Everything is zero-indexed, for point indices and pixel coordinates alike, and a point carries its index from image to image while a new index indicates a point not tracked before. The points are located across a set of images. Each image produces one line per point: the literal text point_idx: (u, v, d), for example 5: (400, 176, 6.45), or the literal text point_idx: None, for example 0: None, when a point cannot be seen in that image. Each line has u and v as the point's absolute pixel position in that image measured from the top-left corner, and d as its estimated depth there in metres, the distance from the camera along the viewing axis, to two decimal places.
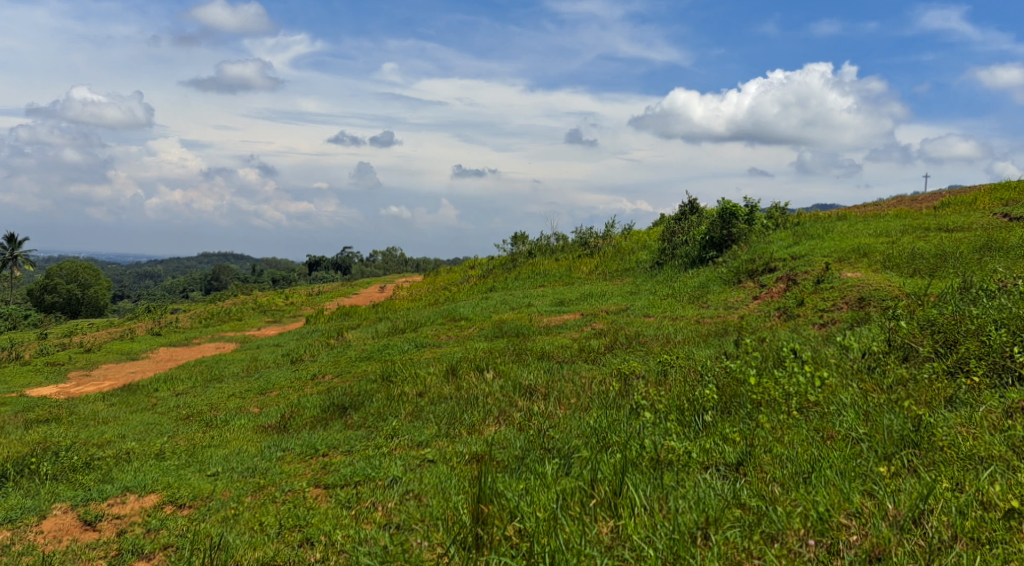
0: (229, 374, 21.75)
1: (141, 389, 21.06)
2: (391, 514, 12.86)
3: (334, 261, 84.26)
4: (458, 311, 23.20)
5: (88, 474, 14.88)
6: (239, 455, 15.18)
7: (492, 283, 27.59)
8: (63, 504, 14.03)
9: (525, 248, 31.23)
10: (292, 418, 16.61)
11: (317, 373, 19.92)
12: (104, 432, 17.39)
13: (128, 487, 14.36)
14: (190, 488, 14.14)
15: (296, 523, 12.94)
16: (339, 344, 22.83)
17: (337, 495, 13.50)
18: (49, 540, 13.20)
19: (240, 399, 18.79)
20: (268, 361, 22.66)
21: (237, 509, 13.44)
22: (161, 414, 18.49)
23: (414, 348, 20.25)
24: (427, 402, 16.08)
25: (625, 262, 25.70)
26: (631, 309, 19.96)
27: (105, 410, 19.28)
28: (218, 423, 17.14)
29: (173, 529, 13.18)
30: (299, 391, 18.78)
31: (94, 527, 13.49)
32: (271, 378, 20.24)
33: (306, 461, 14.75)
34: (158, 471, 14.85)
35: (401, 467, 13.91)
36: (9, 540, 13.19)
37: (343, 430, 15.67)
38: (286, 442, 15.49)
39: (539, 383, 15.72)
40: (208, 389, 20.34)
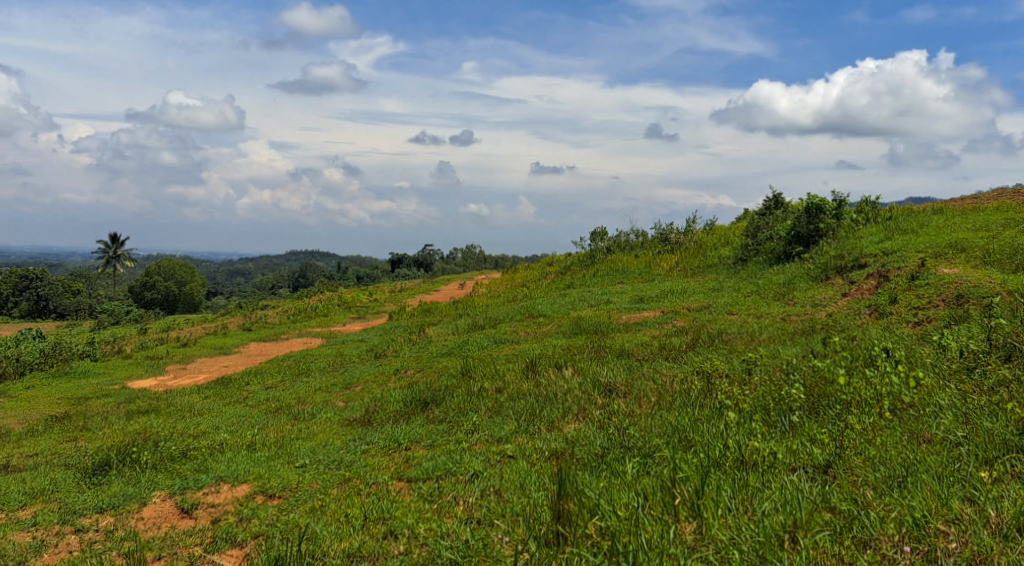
0: (315, 369, 22.33)
1: (234, 382, 21.75)
2: (473, 509, 13.12)
3: (417, 258, 85.33)
4: (537, 307, 23.31)
5: (185, 464, 15.47)
6: (325, 447, 15.61)
7: (571, 279, 27.68)
8: (161, 492, 14.64)
9: (604, 244, 31.21)
10: (376, 412, 17.00)
11: (399, 369, 20.31)
12: (199, 423, 18.05)
13: (221, 477, 14.90)
14: (280, 479, 14.60)
15: (380, 515, 13.27)
16: (421, 340, 23.23)
17: (420, 488, 13.78)
18: (149, 527, 13.80)
19: (326, 394, 19.29)
20: (352, 356, 23.19)
21: (323, 500, 13.84)
22: (252, 407, 19.11)
23: (493, 345, 20.49)
24: (507, 398, 16.26)
25: (706, 258, 25.49)
26: (713, 307, 19.80)
27: (200, 402, 20.03)
28: (306, 416, 17.63)
29: (264, 519, 13.64)
30: (382, 385, 19.20)
31: (190, 515, 14.05)
32: (355, 373, 20.72)
33: (390, 454, 15.10)
34: (250, 462, 15.37)
35: (482, 463, 14.14)
36: (112, 525, 13.82)
37: (426, 424, 15.96)
38: (371, 435, 15.85)
39: (619, 380, 15.76)
40: (296, 383, 20.91)
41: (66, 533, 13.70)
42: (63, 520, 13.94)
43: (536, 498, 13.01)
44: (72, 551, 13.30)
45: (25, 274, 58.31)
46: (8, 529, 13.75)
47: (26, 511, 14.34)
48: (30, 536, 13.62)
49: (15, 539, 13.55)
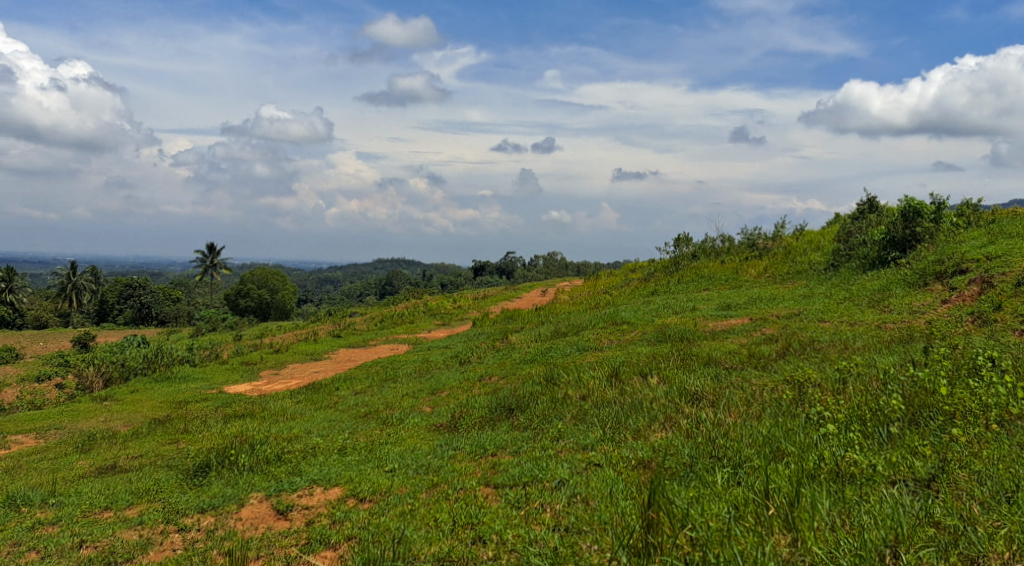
0: (402, 374, 22.69)
1: (324, 388, 22.25)
2: (560, 516, 13.21)
3: (499, 265, 85.80)
4: (621, 314, 23.24)
5: (279, 467, 15.91)
6: (414, 452, 15.86)
7: (654, 286, 27.52)
8: (258, 493, 15.10)
9: (690, 250, 30.94)
10: (462, 418, 17.18)
11: (484, 375, 20.50)
12: (292, 427, 18.53)
13: (314, 480, 15.28)
14: (370, 483, 14.89)
15: (469, 520, 13.46)
16: (504, 347, 23.41)
17: (507, 495, 13.92)
18: (247, 527, 14.24)
19: (413, 399, 19.59)
20: (438, 363, 23.50)
21: (413, 504, 14.06)
22: (342, 412, 19.53)
23: (577, 352, 20.52)
24: (591, 405, 16.26)
25: (797, 264, 25.05)
26: (804, 314, 19.45)
27: (292, 406, 20.56)
28: (394, 421, 17.94)
29: (356, 521, 13.95)
30: (467, 391, 19.42)
31: (286, 516, 14.45)
32: (441, 379, 20.96)
33: (476, 460, 15.27)
34: (341, 466, 15.72)
35: (569, 469, 14.20)
36: (213, 525, 14.29)
37: (511, 431, 16.09)
38: (458, 441, 16.05)
39: (707, 388, 15.63)
40: (383, 389, 21.30)
41: (169, 531, 14.21)
42: (167, 519, 14.47)
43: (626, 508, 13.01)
44: (175, 549, 13.79)
45: (128, 283, 60.72)
46: (116, 526, 14.31)
47: (133, 510, 14.92)
48: (137, 534, 14.15)
49: (123, 536, 14.08)
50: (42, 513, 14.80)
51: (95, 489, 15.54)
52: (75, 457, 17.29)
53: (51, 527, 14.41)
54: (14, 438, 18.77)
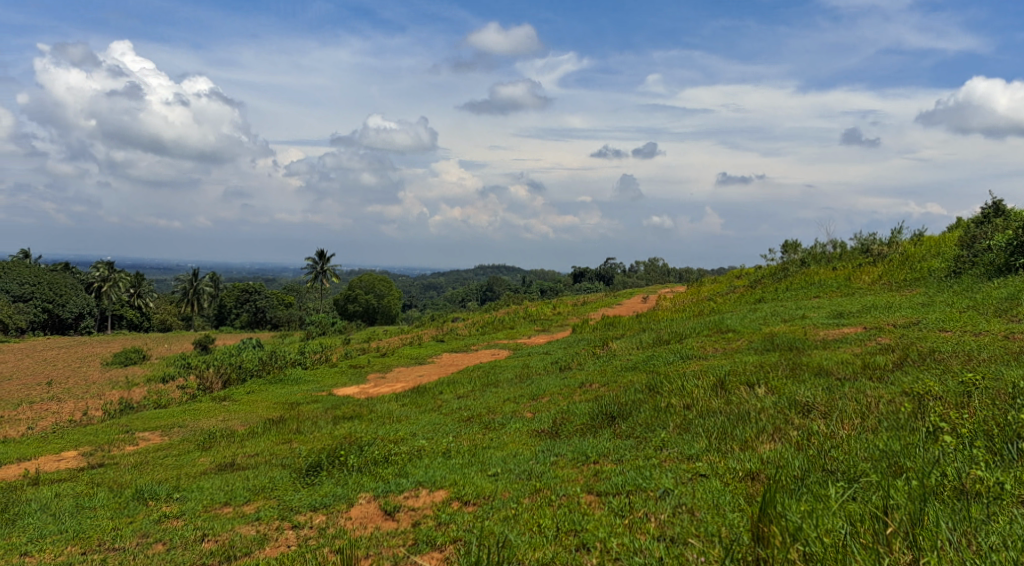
0: (504, 379, 22.93)
1: (428, 391, 22.68)
2: (665, 526, 13.27)
3: (600, 271, 85.61)
4: (726, 322, 22.92)
5: (387, 468, 16.28)
6: (516, 457, 16.03)
7: (761, 293, 27.09)
8: (366, 494, 15.48)
9: (798, 256, 30.35)
10: (564, 424, 17.26)
11: (585, 382, 20.54)
12: (398, 429, 18.98)
13: (420, 482, 15.59)
14: (474, 486, 15.13)
15: (572, 527, 13.58)
16: (605, 353, 23.42)
17: (610, 502, 13.96)
18: (356, 526, 14.64)
19: (515, 404, 19.80)
20: (538, 368, 23.66)
21: (517, 509, 14.23)
22: (445, 415, 19.89)
23: (681, 360, 20.37)
24: (696, 415, 16.11)
25: (913, 270, 24.28)
26: (922, 324, 18.84)
27: (398, 409, 21.04)
28: (496, 426, 18.19)
29: (461, 524, 14.22)
30: (568, 398, 19.53)
31: (393, 517, 14.80)
32: (542, 384, 21.09)
33: (578, 467, 15.34)
34: (445, 469, 15.98)
35: (673, 479, 14.15)
36: (324, 523, 14.73)
37: (613, 439, 16.10)
38: (560, 447, 16.15)
39: (818, 399, 15.29)
40: (486, 393, 21.57)
41: (284, 528, 14.72)
42: (282, 516, 15.00)
43: (735, 522, 12.99)
44: (289, 546, 14.27)
45: (244, 289, 63.12)
46: (235, 521, 14.91)
47: (250, 506, 15.52)
48: (254, 529, 14.71)
49: (242, 531, 14.65)
50: (167, 507, 15.53)
51: (215, 485, 16.22)
52: (196, 454, 18.07)
53: (176, 520, 15.10)
54: (140, 435, 19.74)
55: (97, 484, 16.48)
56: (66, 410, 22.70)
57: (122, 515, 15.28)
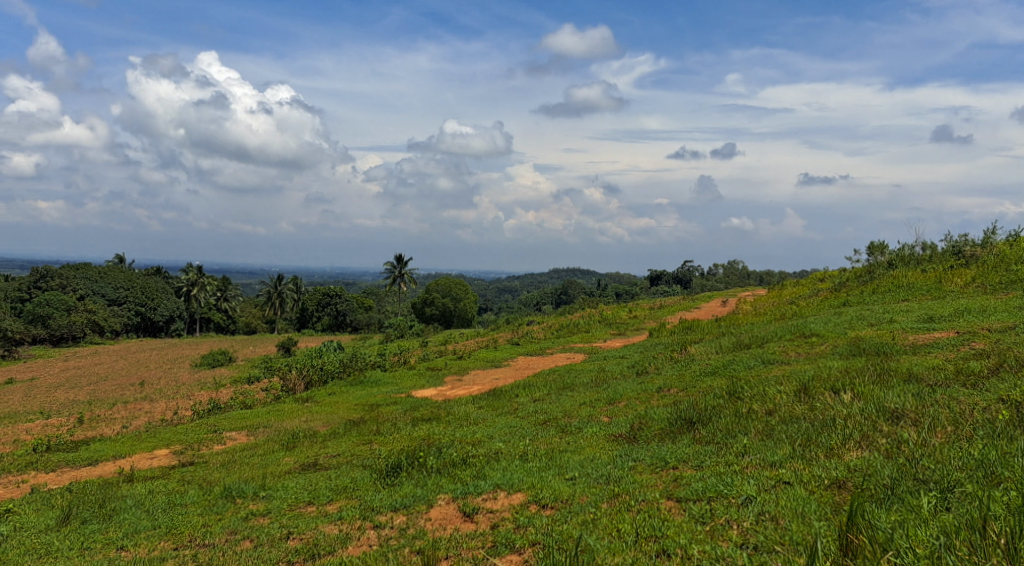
0: (580, 383, 22.85)
1: (504, 394, 22.75)
2: (748, 534, 13.11)
3: (677, 274, 84.80)
4: (810, 325, 22.45)
5: (465, 470, 16.34)
6: (594, 461, 15.93)
7: (847, 296, 26.46)
8: (445, 495, 15.57)
9: (885, 258, 29.60)
10: (642, 429, 17.07)
11: (662, 387, 20.33)
12: (475, 432, 19.08)
13: (498, 484, 15.60)
14: (552, 490, 15.10)
15: (652, 532, 13.49)
16: (683, 358, 23.16)
17: (690, 509, 13.80)
18: (436, 527, 14.75)
19: (591, 408, 19.70)
20: (615, 372, 23.51)
21: (595, 513, 14.17)
22: (522, 418, 19.93)
23: (762, 365, 20.04)
24: (779, 421, 15.80)
25: (1009, 273, 23.44)
26: (1019, 328, 18.17)
27: (475, 411, 21.14)
28: (573, 429, 18.12)
29: (539, 527, 14.22)
30: (646, 402, 19.39)
31: (472, 519, 14.86)
32: (619, 389, 20.96)
33: (658, 472, 15.19)
34: (523, 471, 15.96)
35: (755, 486, 13.90)
36: (405, 523, 14.87)
37: (692, 445, 15.87)
38: (638, 452, 16.00)
39: (907, 406, 14.85)
40: (562, 396, 21.54)
41: (366, 528, 14.89)
42: (364, 516, 15.17)
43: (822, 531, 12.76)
44: (371, 545, 14.45)
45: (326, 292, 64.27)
46: (318, 521, 15.14)
47: (333, 505, 15.76)
48: (337, 529, 14.90)
49: (325, 530, 14.87)
50: (254, 505, 15.89)
51: (299, 485, 16.51)
52: (281, 454, 18.43)
53: (262, 518, 15.44)
54: (228, 434, 20.26)
55: (187, 481, 16.95)
56: (158, 409, 23.42)
57: (211, 512, 15.68)
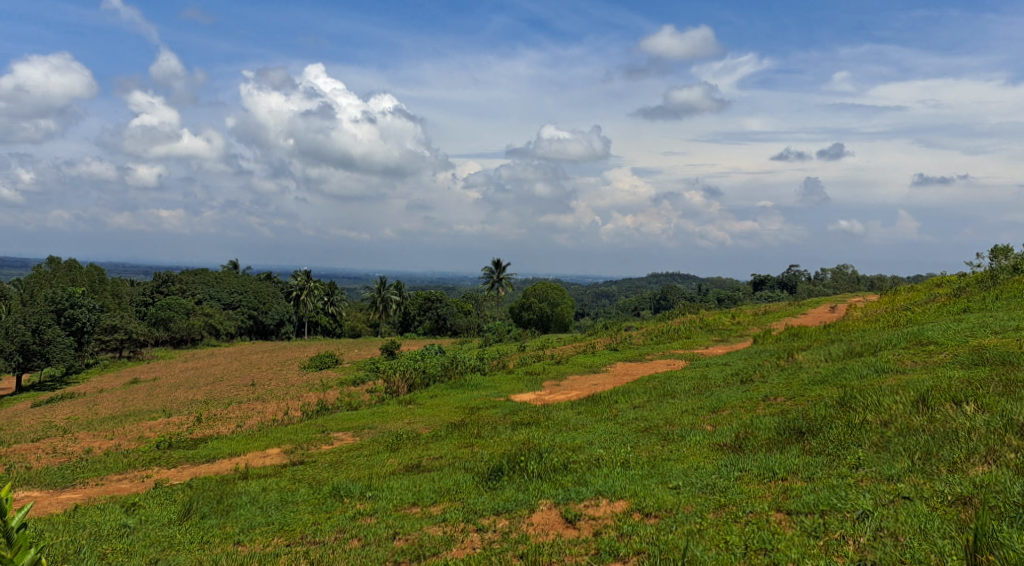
0: (682, 390, 22.53)
1: (604, 400, 22.62)
2: (865, 550, 13.10)
3: (782, 279, 82.89)
4: (927, 333, 21.59)
5: (567, 476, 16.24)
6: (698, 470, 15.61)
7: (966, 302, 25.36)
8: (547, 500, 15.51)
9: (1009, 263, 28.28)
10: (747, 438, 16.60)
11: (769, 395, 19.87)
12: (575, 437, 19.01)
13: (600, 491, 15.47)
14: (655, 498, 14.91)
15: (762, 545, 13.48)
16: (790, 365, 22.59)
17: (802, 522, 13.71)
18: (539, 532, 14.74)
19: (694, 416, 19.40)
20: (718, 380, 23.05)
21: (701, 524, 14.06)
22: (622, 424, 19.76)
23: (875, 373, 19.40)
24: (895, 432, 15.28)
25: None
26: None
27: (574, 417, 21.06)
28: (676, 438, 17.87)
29: (644, 536, 14.10)
30: (751, 411, 19.00)
31: (574, 525, 14.79)
32: (722, 397, 20.57)
33: (766, 483, 14.85)
34: (625, 479, 15.77)
35: (872, 500, 13.75)
36: (508, 527, 14.88)
37: (802, 456, 15.47)
38: (744, 461, 15.60)
39: None
40: (663, 404, 21.28)
41: (469, 530, 14.97)
42: (467, 518, 15.24)
43: (947, 551, 12.76)
44: (475, 548, 14.55)
45: (429, 296, 65.09)
46: (424, 521, 15.30)
47: (437, 507, 15.92)
48: (442, 530, 15.04)
49: (430, 531, 15.02)
50: (361, 504, 16.17)
51: (404, 486, 16.73)
52: (386, 455, 18.74)
53: (369, 518, 15.68)
54: (335, 434, 20.72)
55: (298, 480, 17.38)
56: (270, 409, 24.10)
57: (321, 510, 16.04)
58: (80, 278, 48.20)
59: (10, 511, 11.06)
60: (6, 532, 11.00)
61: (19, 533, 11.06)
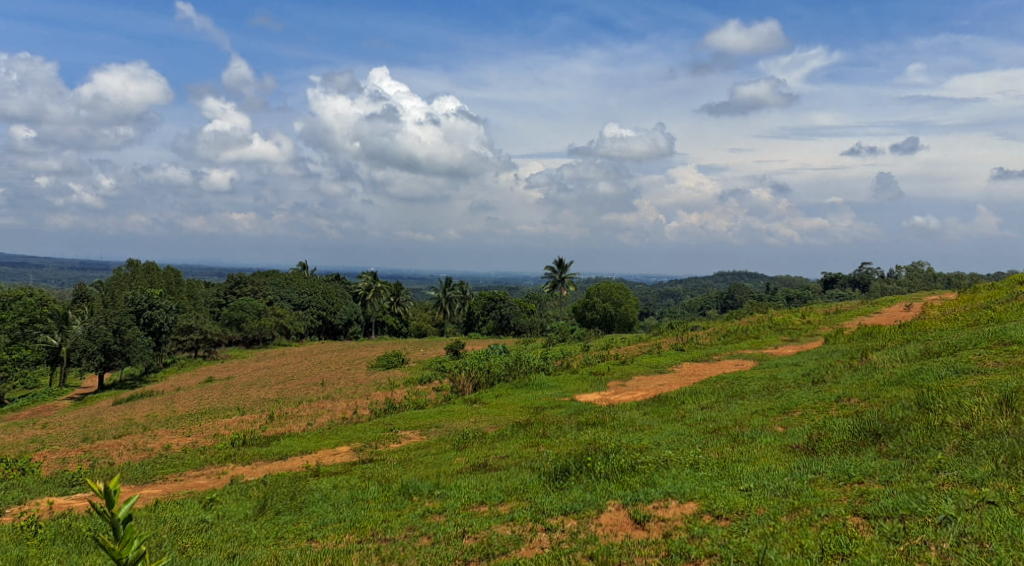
0: (751, 392, 22.10)
1: (670, 400, 22.34)
2: (948, 556, 12.82)
3: (854, 277, 81.08)
4: (1009, 332, 20.84)
5: (635, 477, 16.04)
6: (769, 472, 15.28)
7: None
8: (615, 500, 15.33)
9: None
10: (821, 440, 16.18)
11: (842, 396, 19.39)
12: (642, 438, 18.79)
13: (669, 492, 15.24)
14: (726, 500, 14.65)
15: (839, 550, 13.20)
16: (864, 366, 22.02)
17: (881, 526, 13.40)
18: (607, 532, 14.59)
19: (764, 418, 19.03)
20: (788, 381, 22.58)
21: (774, 527, 13.79)
22: (690, 425, 19.47)
23: (954, 374, 18.79)
24: (978, 435, 14.82)
25: None
26: None
27: (641, 417, 20.84)
28: (745, 439, 17.53)
29: (716, 538, 13.88)
30: (824, 413, 18.56)
31: (643, 526, 14.61)
32: (794, 398, 20.14)
33: (841, 487, 14.49)
34: (694, 480, 15.52)
35: (954, 505, 13.40)
36: (576, 528, 14.76)
37: (879, 458, 15.05)
38: (817, 464, 15.23)
39: None
40: (732, 405, 20.93)
41: (538, 530, 14.89)
42: (535, 518, 15.15)
43: None
44: (544, 548, 14.47)
45: (492, 296, 65.12)
46: (492, 520, 15.26)
47: (505, 507, 15.87)
48: (510, 529, 14.98)
49: (498, 530, 14.98)
50: (430, 503, 16.21)
51: (471, 484, 16.73)
52: (453, 454, 18.78)
53: (438, 516, 15.71)
54: (403, 433, 20.82)
55: (368, 478, 17.51)
56: (339, 408, 24.33)
57: (391, 508, 16.13)
58: (157, 280, 49.40)
59: (116, 502, 11.39)
60: (114, 523, 11.31)
61: (126, 525, 11.32)
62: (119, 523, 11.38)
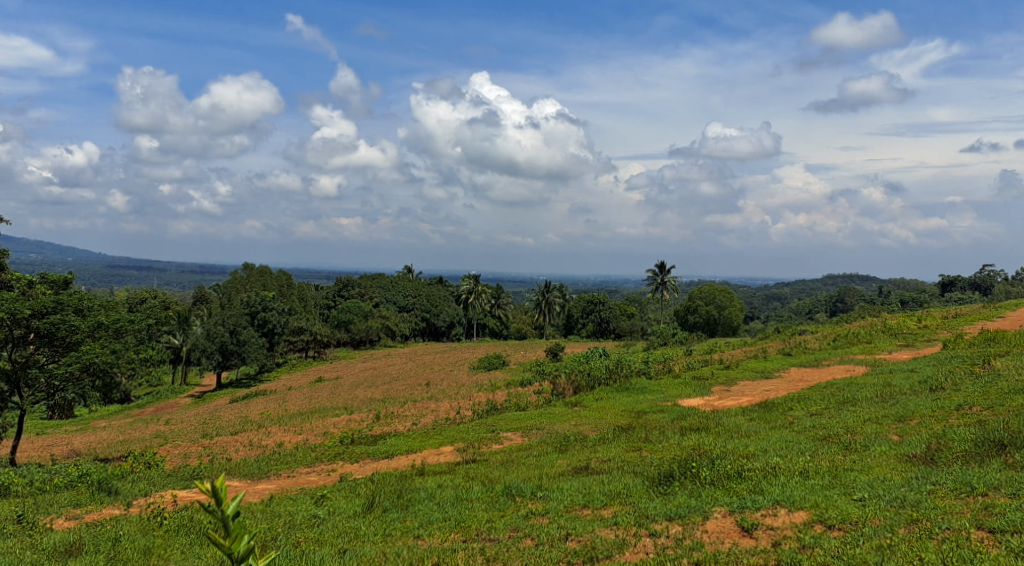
0: (863, 399, 21.25)
1: (777, 406, 21.80)
2: None
3: (973, 281, 77.63)
4: None
5: (741, 484, 15.66)
6: (885, 482, 14.70)
7: None
8: (722, 507, 14.99)
9: None
10: (940, 450, 15.47)
11: (963, 405, 18.53)
12: (748, 444, 18.35)
13: (779, 500, 14.83)
14: (839, 510, 14.16)
15: None
16: (986, 373, 21.02)
17: (1008, 542, 12.88)
18: (714, 540, 14.28)
19: (878, 425, 18.34)
20: (903, 388, 21.72)
21: (891, 539, 13.28)
22: (798, 432, 18.94)
23: None
24: None
25: None
26: None
27: (746, 423, 20.37)
28: (858, 448, 16.93)
29: (828, 549, 13.43)
30: (942, 421, 17.80)
31: (751, 534, 14.26)
32: (910, 405, 19.37)
33: (963, 499, 13.86)
34: (805, 489, 15.06)
35: None
36: (681, 534, 14.50)
37: (1004, 470, 14.35)
38: (937, 474, 14.58)
39: None
40: (843, 412, 20.23)
41: (642, 535, 14.68)
42: (639, 523, 14.94)
43: None
44: (648, 553, 14.25)
45: (594, 299, 64.74)
46: (595, 524, 15.13)
47: (608, 510, 15.72)
48: (613, 533, 14.81)
49: (602, 534, 14.84)
50: (533, 504, 16.20)
51: (573, 487, 16.64)
52: (555, 456, 18.74)
53: (542, 518, 15.68)
54: (505, 434, 20.89)
55: (471, 478, 17.61)
56: (442, 408, 24.57)
57: (495, 508, 16.18)
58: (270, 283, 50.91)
59: (225, 499, 11.66)
60: (224, 519, 11.59)
61: (235, 520, 11.62)
62: (230, 519, 11.67)
